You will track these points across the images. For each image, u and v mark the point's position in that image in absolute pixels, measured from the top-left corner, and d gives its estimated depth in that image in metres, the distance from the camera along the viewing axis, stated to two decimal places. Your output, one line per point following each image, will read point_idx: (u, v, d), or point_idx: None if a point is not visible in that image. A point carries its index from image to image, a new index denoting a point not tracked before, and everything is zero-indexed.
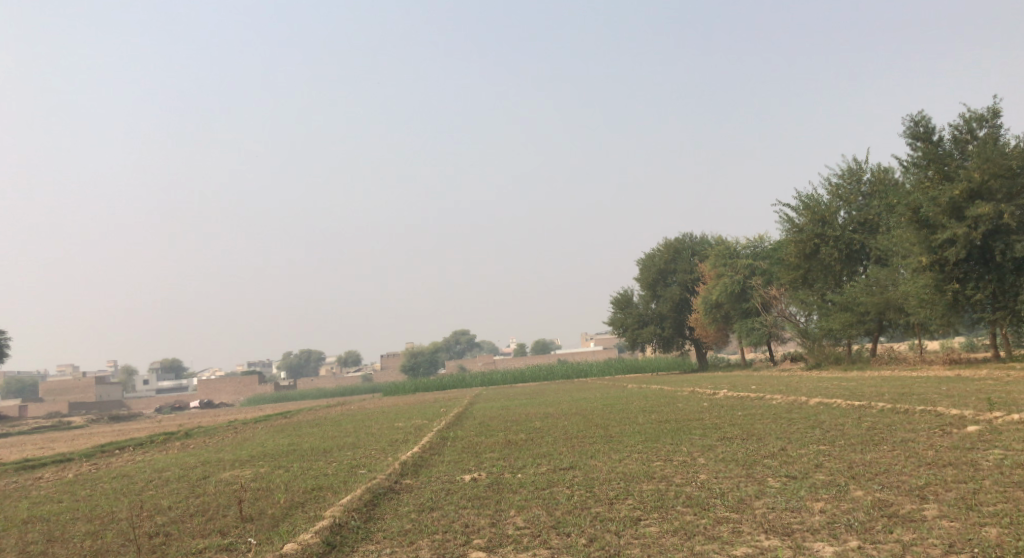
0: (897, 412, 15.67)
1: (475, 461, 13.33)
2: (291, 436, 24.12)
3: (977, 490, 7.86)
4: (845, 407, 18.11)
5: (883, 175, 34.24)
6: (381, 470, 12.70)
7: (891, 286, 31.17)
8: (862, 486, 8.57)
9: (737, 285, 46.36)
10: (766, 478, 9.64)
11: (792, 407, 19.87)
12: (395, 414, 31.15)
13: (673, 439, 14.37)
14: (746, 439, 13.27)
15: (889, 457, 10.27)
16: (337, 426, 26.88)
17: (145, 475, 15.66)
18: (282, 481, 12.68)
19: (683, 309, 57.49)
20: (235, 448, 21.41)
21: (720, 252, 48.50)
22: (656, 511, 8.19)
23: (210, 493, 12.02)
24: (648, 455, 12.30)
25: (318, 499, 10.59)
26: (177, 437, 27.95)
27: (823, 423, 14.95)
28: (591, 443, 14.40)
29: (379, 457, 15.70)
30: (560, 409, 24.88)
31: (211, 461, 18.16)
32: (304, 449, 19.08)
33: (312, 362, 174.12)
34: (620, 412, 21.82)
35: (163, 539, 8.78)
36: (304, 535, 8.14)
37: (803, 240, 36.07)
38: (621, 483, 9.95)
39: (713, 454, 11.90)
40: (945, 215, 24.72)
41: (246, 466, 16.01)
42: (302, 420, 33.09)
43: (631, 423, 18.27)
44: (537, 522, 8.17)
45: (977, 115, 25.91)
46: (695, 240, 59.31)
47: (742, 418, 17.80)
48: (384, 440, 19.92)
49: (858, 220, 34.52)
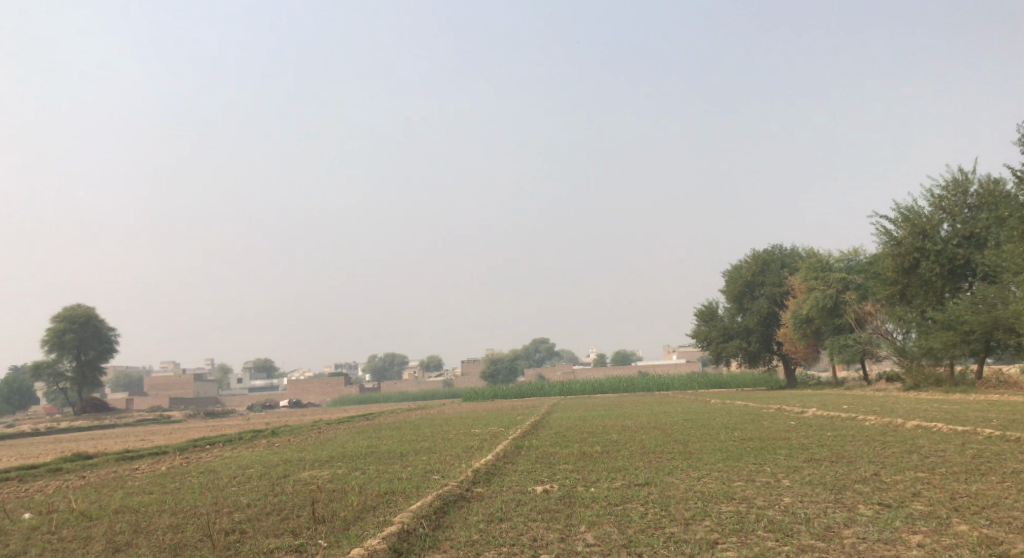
0: (1006, 440, 14.51)
1: (548, 472, 13.09)
2: (370, 438, 24.48)
3: None
4: (946, 431, 16.97)
5: (993, 187, 32.05)
6: (454, 477, 12.62)
7: (1000, 304, 29.09)
8: (966, 519, 7.87)
9: (829, 300, 44.41)
10: (857, 505, 9.00)
11: (887, 429, 18.77)
12: (473, 420, 31.23)
13: (757, 458, 13.74)
14: (836, 461, 12.53)
15: (997, 489, 9.45)
16: (415, 430, 27.19)
17: (230, 471, 16.19)
18: (357, 483, 12.80)
19: (771, 323, 55.52)
20: (316, 448, 21.89)
21: (811, 265, 46.60)
22: (735, 535, 7.75)
23: (288, 492, 12.25)
24: (729, 475, 11.75)
25: (390, 503, 10.60)
26: (264, 435, 28.87)
27: (921, 448, 14.02)
28: (668, 459, 13.95)
29: (453, 463, 15.69)
30: (639, 421, 24.40)
31: (293, 460, 18.61)
32: (382, 452, 19.31)
33: (394, 365, 177.59)
34: (701, 428, 21.16)
35: (238, 536, 8.94)
36: (372, 540, 8.09)
37: (902, 254, 34.13)
38: (698, 503, 9.50)
39: (799, 477, 11.25)
40: None
41: (324, 467, 16.30)
42: (382, 423, 33.60)
43: (713, 440, 17.61)
44: (608, 540, 7.88)
45: None
46: (785, 251, 57.26)
47: (832, 439, 16.93)
48: (460, 446, 19.98)
49: (964, 234, 32.42)
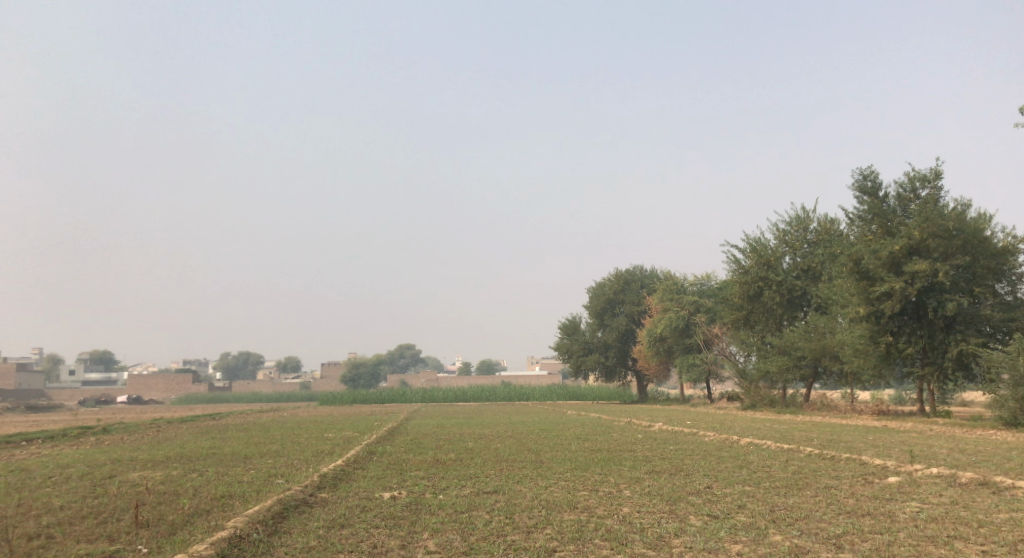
0: (823, 457, 15.90)
1: (397, 478, 12.92)
2: (213, 439, 23.24)
3: (891, 542, 7.82)
4: (774, 448, 18.37)
5: (829, 226, 35.12)
6: (299, 481, 12.18)
7: (828, 333, 31.85)
8: (782, 530, 8.48)
9: (681, 321, 46.92)
10: (688, 515, 9.50)
11: (723, 445, 20.03)
12: (328, 424, 30.42)
13: (602, 468, 14.25)
14: (674, 473, 13.22)
15: (811, 502, 10.29)
16: (264, 432, 26.10)
17: (46, 470, 14.82)
18: (191, 485, 12.07)
19: (628, 340, 57.93)
20: (151, 447, 20.52)
21: (668, 287, 49.03)
22: (572, 543, 7.92)
23: (111, 493, 11.35)
24: (574, 484, 12.09)
25: (225, 508, 10.05)
26: (93, 432, 26.67)
27: (750, 463, 15.08)
28: (519, 467, 14.18)
29: (300, 467, 15.19)
30: (495, 430, 24.69)
31: (122, 460, 17.27)
32: (224, 454, 18.36)
33: (249, 365, 169.45)
34: (554, 438, 21.68)
35: (43, 542, 8.18)
36: (198, 546, 7.61)
37: (748, 282, 36.61)
38: (542, 511, 9.70)
39: (638, 487, 11.75)
40: (884, 268, 25.50)
41: (158, 467, 15.29)
42: (229, 424, 31.96)
43: (564, 450, 18.07)
44: (449, 547, 7.83)
45: (920, 175, 26.85)
46: (645, 273, 60.11)
47: (673, 453, 17.89)
48: (310, 450, 19.36)
49: (802, 267, 35.27)
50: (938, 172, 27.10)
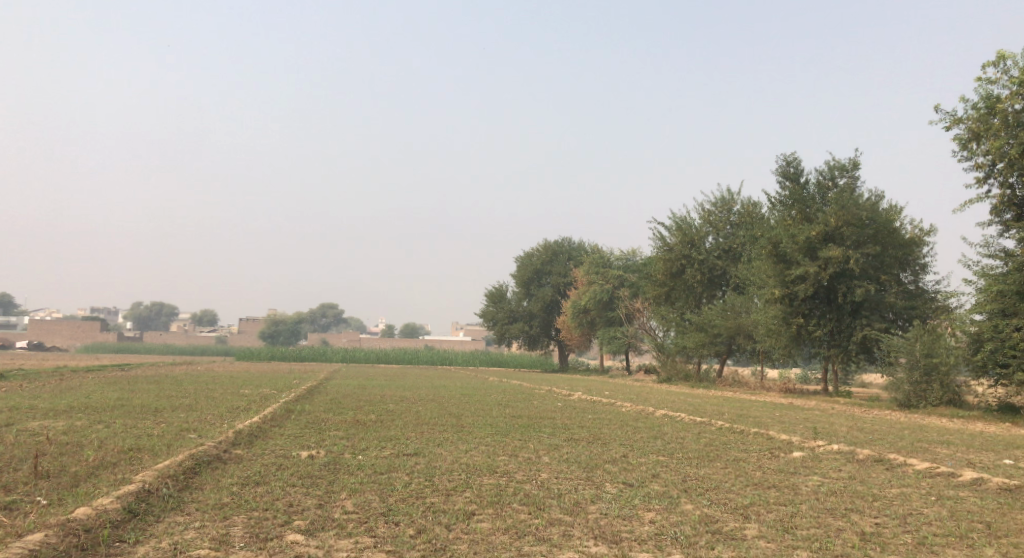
0: (733, 431, 16.53)
1: (316, 437, 12.71)
2: (121, 390, 22.34)
3: (794, 513, 8.18)
4: (688, 421, 18.98)
5: (751, 209, 36.18)
6: (212, 437, 11.83)
7: (744, 313, 32.97)
8: (693, 500, 8.77)
9: (605, 294, 47.71)
10: (604, 483, 9.72)
11: (639, 416, 20.56)
12: (244, 380, 29.71)
13: (523, 435, 14.41)
14: (591, 442, 13.49)
15: (721, 473, 10.69)
16: (176, 386, 25.26)
17: None
18: (97, 437, 11.56)
19: (552, 310, 58.57)
20: (53, 396, 19.58)
21: (594, 260, 49.69)
22: (491, 507, 7.97)
23: (8, 442, 10.75)
24: (494, 449, 12.19)
25: (133, 461, 9.68)
26: None
27: (665, 434, 15.54)
28: (440, 431, 14.18)
29: (214, 423, 14.78)
30: (416, 393, 24.65)
31: (20, 408, 16.38)
32: (133, 406, 17.66)
33: (162, 316, 163.46)
34: (475, 403, 21.80)
35: None
36: (103, 500, 7.27)
37: (672, 259, 37.46)
38: (462, 475, 9.73)
39: (557, 454, 11.93)
40: (800, 252, 26.49)
41: (60, 417, 14.58)
42: (139, 375, 30.79)
43: (485, 415, 18.19)
44: (367, 508, 7.75)
45: (839, 164, 27.90)
46: (573, 245, 60.72)
47: (591, 421, 18.27)
48: (225, 406, 18.87)
49: (723, 247, 36.30)
50: (856, 163, 28.21)
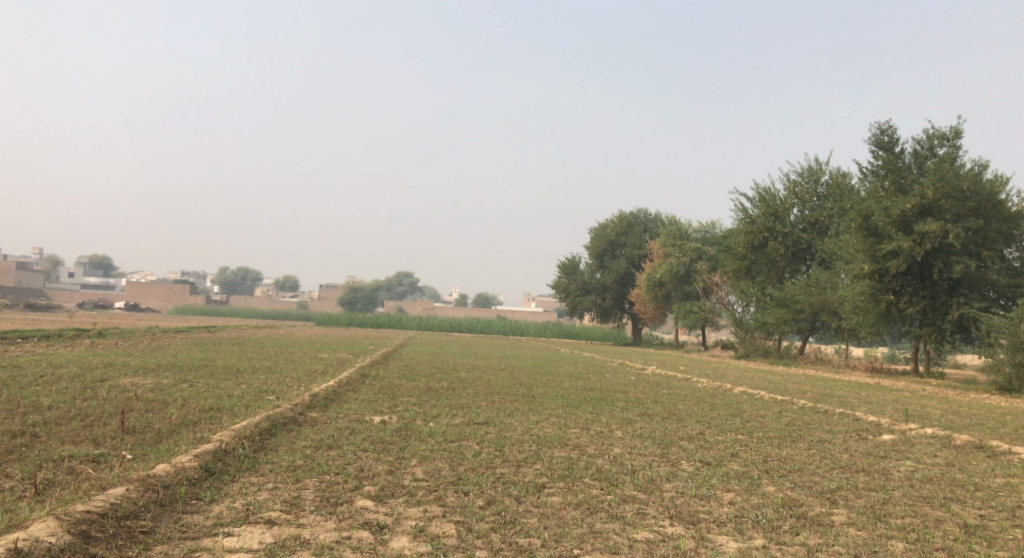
0: (816, 411, 15.82)
1: (389, 403, 12.79)
2: (207, 351, 23.20)
3: (887, 500, 7.66)
4: (767, 399, 18.30)
5: (841, 179, 34.49)
6: (289, 399, 12.03)
7: (829, 288, 31.58)
8: (775, 482, 8.34)
9: (682, 267, 46.60)
10: (679, 460, 9.37)
11: (716, 392, 19.96)
12: (322, 345, 30.45)
13: (595, 408, 14.14)
14: (666, 418, 13.09)
15: (805, 455, 10.18)
16: (258, 348, 26.08)
17: (38, 369, 14.69)
18: (180, 396, 11.93)
19: (627, 283, 57.67)
20: (145, 355, 20.48)
21: (671, 232, 48.61)
22: (562, 481, 7.76)
23: (100, 397, 11.20)
24: (565, 421, 11.97)
25: (212, 420, 9.91)
26: (87, 335, 26.65)
27: (743, 412, 14.99)
28: (510, 401, 14.06)
29: (292, 385, 15.12)
30: (488, 362, 24.71)
31: (114, 365, 17.16)
32: (217, 367, 18.27)
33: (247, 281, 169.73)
34: (547, 374, 21.64)
35: (26, 441, 8.07)
36: (182, 458, 7.41)
37: (754, 232, 36.19)
38: (532, 446, 9.57)
39: (630, 429, 11.62)
40: (893, 226, 25.06)
41: (149, 375, 15.18)
42: (225, 337, 31.99)
43: (556, 387, 17.98)
44: (437, 476, 7.68)
45: (939, 133, 26.13)
46: (649, 216, 59.55)
47: (666, 396, 17.83)
48: (302, 369, 19.32)
49: (809, 220, 34.78)
50: (958, 131, 26.37)
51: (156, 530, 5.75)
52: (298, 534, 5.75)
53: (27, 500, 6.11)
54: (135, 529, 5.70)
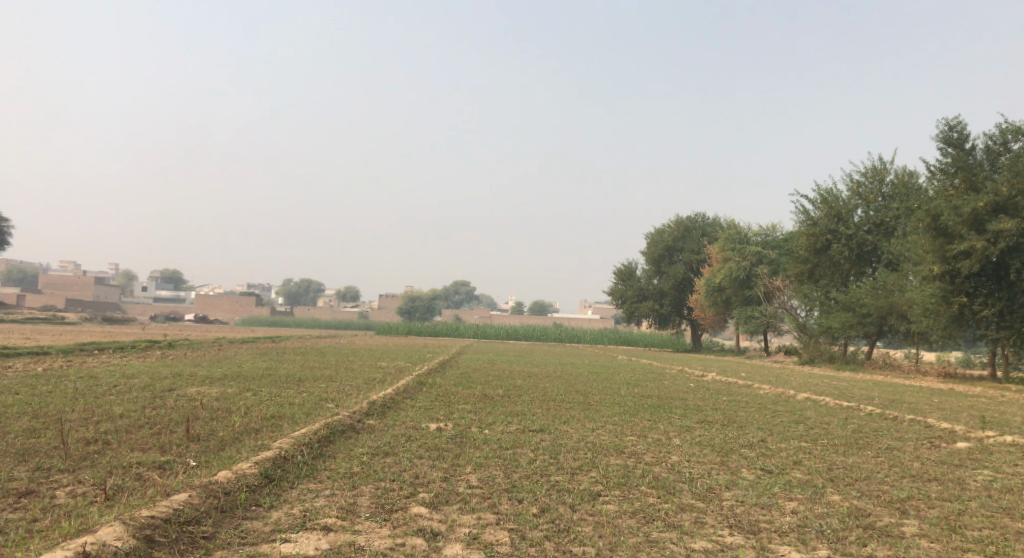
0: (885, 418, 15.25)
1: (445, 410, 12.86)
2: (271, 360, 23.80)
3: (961, 511, 7.31)
4: (832, 405, 17.74)
5: (907, 178, 33.33)
6: (348, 407, 12.23)
7: (896, 291, 30.47)
8: (841, 490, 8.05)
9: (741, 271, 45.65)
10: (740, 468, 9.14)
11: (779, 399, 19.44)
12: (381, 353, 30.88)
13: (652, 415, 13.93)
14: (726, 425, 12.80)
15: (872, 463, 9.80)
16: (319, 357, 26.62)
17: (112, 379, 15.31)
18: (244, 404, 12.23)
19: (685, 288, 56.78)
20: (211, 365, 21.13)
21: (730, 236, 47.77)
22: (618, 489, 7.66)
23: (169, 406, 11.59)
24: (622, 428, 11.82)
25: (274, 428, 10.13)
26: (157, 346, 27.66)
27: (807, 419, 14.55)
28: (567, 408, 13.96)
29: (351, 393, 15.37)
30: (545, 369, 24.65)
31: (182, 374, 17.76)
32: (279, 376, 18.71)
33: (309, 291, 173.63)
34: (604, 381, 21.47)
35: (98, 448, 8.40)
36: (243, 464, 7.58)
37: (816, 234, 35.26)
38: (588, 454, 9.46)
39: (689, 437, 11.40)
40: (965, 225, 24.05)
41: (215, 384, 15.65)
42: (288, 347, 32.78)
43: (613, 394, 17.80)
44: (491, 483, 7.68)
45: (1013, 127, 24.98)
46: (707, 221, 58.62)
47: (726, 403, 17.45)
48: (362, 377, 19.62)
49: (875, 221, 33.68)
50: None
51: (217, 536, 5.89)
52: (353, 541, 5.80)
53: (97, 505, 6.35)
54: (196, 534, 5.85)
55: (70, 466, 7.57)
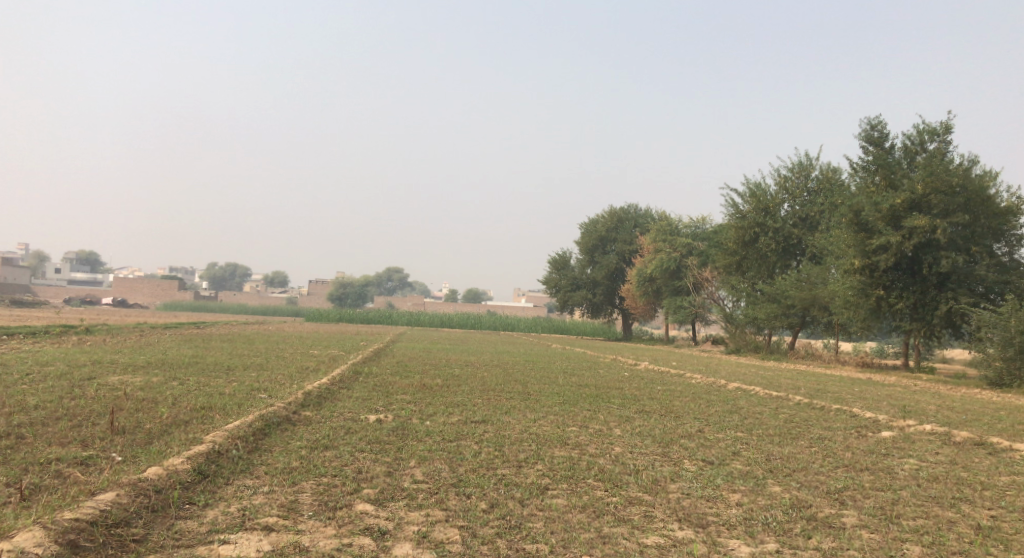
0: (813, 407, 15.72)
1: (384, 401, 12.57)
2: (197, 348, 22.85)
3: (895, 501, 7.53)
4: (762, 395, 18.21)
5: (831, 174, 34.49)
6: (283, 397, 11.81)
7: (819, 284, 31.54)
8: (781, 481, 8.20)
9: (672, 262, 46.49)
10: (682, 460, 9.22)
11: (711, 388, 19.82)
12: (313, 341, 30.18)
13: (591, 405, 13.96)
14: (665, 415, 12.93)
15: (807, 453, 10.04)
16: (248, 344, 25.79)
17: (25, 367, 14.38)
18: (171, 394, 11.66)
19: (617, 279, 57.56)
20: (133, 352, 20.17)
21: (662, 227, 48.59)
22: (565, 482, 7.58)
23: (89, 396, 10.95)
24: (564, 419, 11.79)
25: (205, 420, 9.66)
26: (74, 331, 26.26)
27: (741, 409, 14.86)
28: (507, 398, 13.85)
29: (284, 383, 14.90)
30: (481, 358, 24.54)
31: (102, 362, 16.87)
32: (207, 364, 17.96)
33: (235, 275, 168.77)
34: (541, 370, 21.49)
35: (12, 443, 7.84)
36: (174, 460, 7.16)
37: (745, 227, 36.21)
38: (532, 445, 9.37)
39: (629, 427, 11.44)
40: (883, 221, 25.03)
41: (138, 373, 14.93)
42: (215, 333, 31.58)
43: (550, 383, 17.78)
44: (437, 478, 7.47)
45: (930, 128, 26.05)
46: (639, 212, 59.43)
47: (661, 393, 17.71)
48: (294, 366, 19.09)
49: (800, 216, 34.74)
50: (947, 127, 26.35)
51: (148, 538, 5.53)
52: (296, 541, 5.53)
53: (12, 507, 5.88)
54: (126, 538, 5.48)
55: None
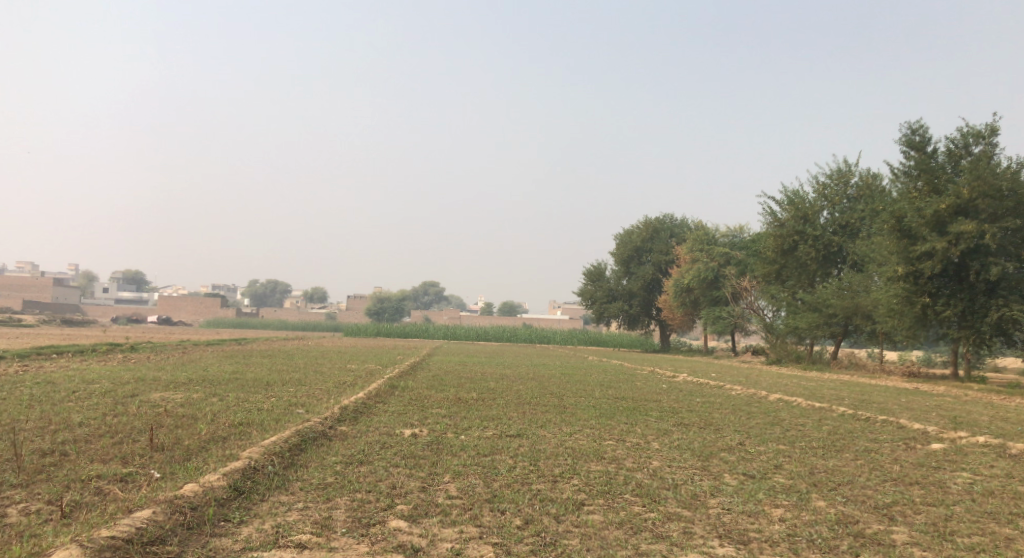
0: (858, 419, 15.28)
1: (419, 415, 12.55)
2: (237, 364, 23.14)
3: (948, 516, 7.23)
4: (804, 406, 17.78)
5: (871, 180, 33.76)
6: (318, 413, 11.86)
7: (861, 292, 30.80)
8: (825, 496, 7.94)
9: (709, 272, 45.91)
10: (722, 473, 9.01)
11: (752, 400, 19.41)
12: (350, 355, 30.40)
13: (628, 418, 13.76)
14: (704, 428, 12.68)
15: (853, 466, 9.74)
16: (287, 360, 26.08)
17: (71, 384, 14.71)
18: (210, 410, 11.78)
19: (654, 289, 57.03)
20: (175, 368, 20.52)
21: (698, 237, 48.07)
22: (601, 497, 7.45)
23: (130, 413, 11.13)
24: (600, 432, 11.62)
25: (242, 436, 9.73)
26: (120, 348, 26.85)
27: (783, 421, 14.51)
28: (542, 412, 13.73)
29: (320, 398, 14.99)
30: (517, 371, 24.44)
31: (145, 379, 17.18)
32: (246, 379, 18.17)
33: (275, 291, 171.39)
34: (578, 382, 21.30)
35: (56, 460, 7.97)
36: (211, 476, 7.20)
37: (783, 236, 35.60)
38: (568, 460, 9.24)
39: (667, 441, 11.23)
40: (928, 227, 24.37)
41: (179, 389, 15.16)
42: (254, 349, 32.02)
43: (587, 396, 17.61)
44: (471, 493, 7.40)
45: (974, 131, 25.34)
46: (675, 222, 58.89)
47: (700, 405, 17.40)
48: (332, 381, 19.21)
49: (840, 223, 34.04)
50: (992, 129, 25.62)
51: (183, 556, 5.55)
52: None
53: (52, 524, 5.96)
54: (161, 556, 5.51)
55: (24, 481, 7.12)
